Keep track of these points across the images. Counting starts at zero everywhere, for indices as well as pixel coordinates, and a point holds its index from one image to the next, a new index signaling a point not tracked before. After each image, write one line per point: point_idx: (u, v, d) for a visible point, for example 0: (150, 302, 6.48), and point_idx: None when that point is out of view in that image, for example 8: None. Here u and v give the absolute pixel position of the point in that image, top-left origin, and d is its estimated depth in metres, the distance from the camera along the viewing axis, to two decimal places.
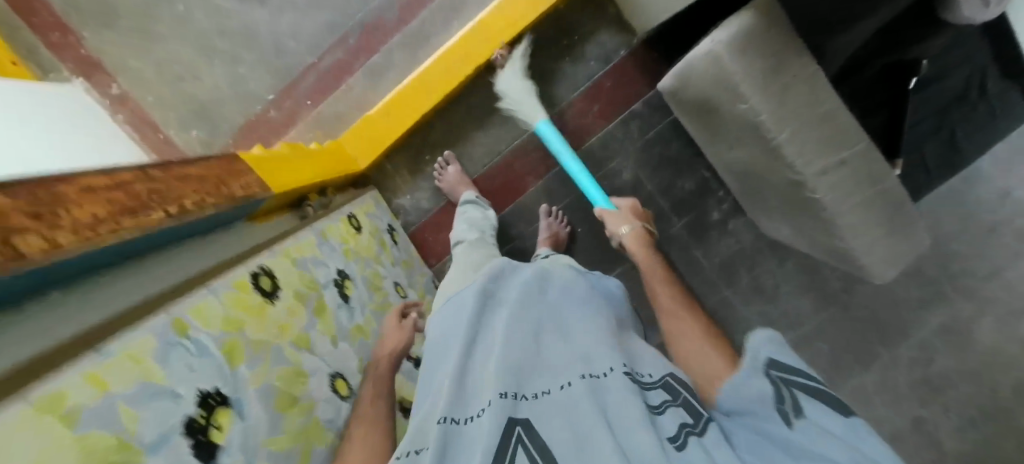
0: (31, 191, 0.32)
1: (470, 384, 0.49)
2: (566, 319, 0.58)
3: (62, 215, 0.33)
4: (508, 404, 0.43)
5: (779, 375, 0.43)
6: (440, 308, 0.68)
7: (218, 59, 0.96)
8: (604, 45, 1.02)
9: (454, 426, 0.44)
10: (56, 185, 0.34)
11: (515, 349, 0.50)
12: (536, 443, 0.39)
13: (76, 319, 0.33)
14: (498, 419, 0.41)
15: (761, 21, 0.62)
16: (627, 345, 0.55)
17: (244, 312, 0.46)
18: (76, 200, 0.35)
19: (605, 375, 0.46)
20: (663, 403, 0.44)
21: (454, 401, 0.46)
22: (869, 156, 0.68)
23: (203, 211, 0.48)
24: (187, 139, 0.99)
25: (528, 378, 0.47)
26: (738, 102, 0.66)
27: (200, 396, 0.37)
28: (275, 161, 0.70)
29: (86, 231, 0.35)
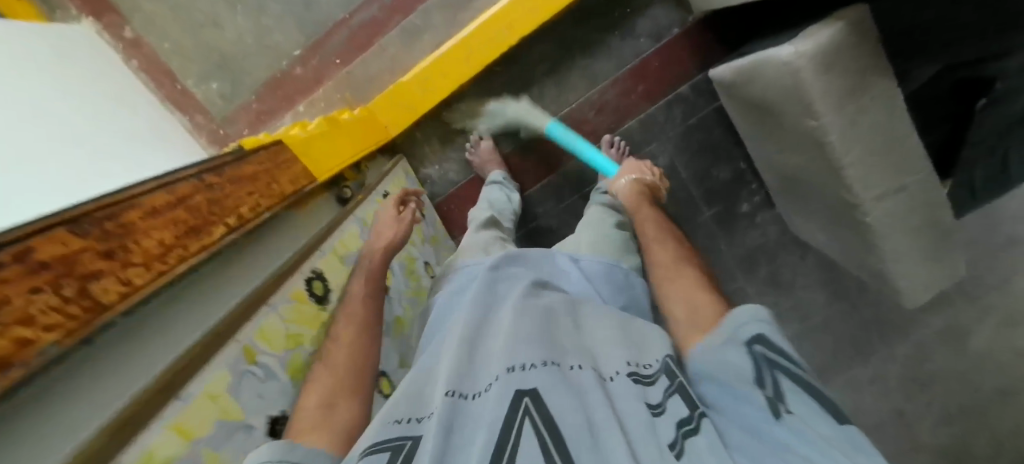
0: (101, 225, 0.32)
1: (477, 356, 0.44)
2: (582, 308, 0.53)
3: (132, 247, 0.34)
4: (516, 376, 0.37)
5: (761, 351, 0.39)
6: (445, 295, 0.64)
7: (242, 7, 0.90)
8: (657, 20, 0.94)
9: (462, 401, 0.37)
10: (125, 217, 0.34)
11: (525, 323, 0.45)
12: (545, 414, 0.33)
13: (160, 356, 0.35)
14: (504, 393, 0.35)
15: (852, 33, 0.57)
16: (642, 325, 0.50)
17: (303, 326, 0.46)
18: (144, 227, 0.35)
19: (612, 378, 0.40)
20: (665, 398, 0.39)
21: (462, 374, 0.40)
22: (929, 184, 0.66)
23: (259, 217, 0.47)
24: (206, 91, 0.94)
25: (537, 345, 0.41)
26: (809, 118, 0.62)
27: (269, 421, 0.40)
28: (313, 141, 0.68)
29: (158, 263, 0.36)
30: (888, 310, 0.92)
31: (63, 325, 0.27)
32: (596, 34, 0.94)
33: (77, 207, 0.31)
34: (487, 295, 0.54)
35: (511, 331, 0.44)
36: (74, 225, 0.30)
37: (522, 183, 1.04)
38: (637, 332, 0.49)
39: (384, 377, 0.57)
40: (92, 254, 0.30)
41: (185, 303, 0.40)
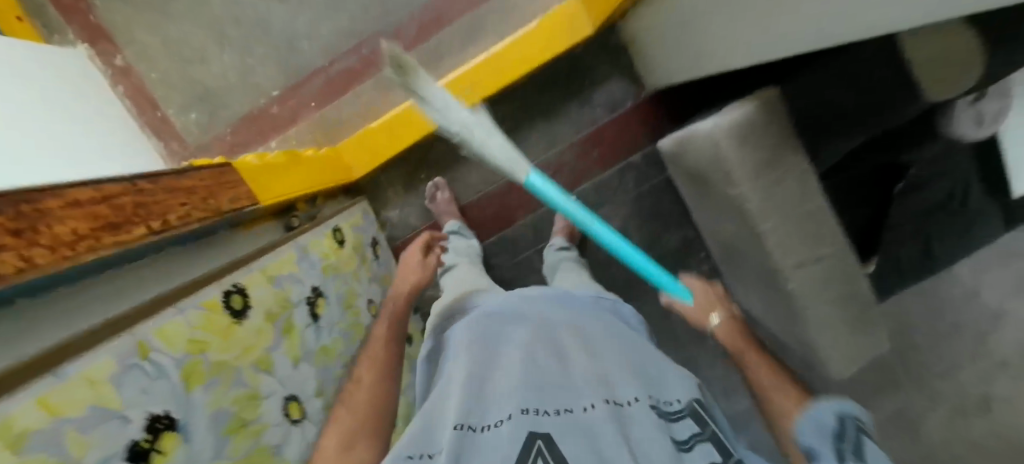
0: (15, 204, 0.30)
1: (490, 389, 0.52)
2: (587, 338, 0.60)
3: (43, 230, 0.32)
4: (529, 419, 0.45)
5: (853, 423, 0.52)
6: (457, 322, 0.71)
7: (230, 47, 0.97)
8: (613, 93, 1.03)
9: (471, 433, 0.46)
10: (41, 199, 0.32)
11: (539, 367, 0.53)
12: (555, 454, 0.42)
13: (48, 337, 0.32)
14: (517, 432, 0.43)
15: (764, 112, 0.63)
16: (649, 366, 0.59)
17: (211, 332, 0.45)
18: (60, 214, 0.34)
19: (628, 404, 0.50)
20: (691, 440, 0.50)
21: (477, 409, 0.49)
22: (845, 256, 0.70)
23: (186, 226, 0.48)
24: (185, 120, 0.99)
25: (552, 392, 0.49)
26: (730, 187, 0.67)
27: (149, 420, 0.35)
28: (268, 168, 0.71)
29: (64, 249, 0.33)
30: (829, 385, 0.94)
31: None
32: (556, 100, 1.03)
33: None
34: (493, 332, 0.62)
35: (523, 373, 0.51)
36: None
37: (478, 233, 1.07)
38: (641, 370, 0.57)
39: (293, 400, 0.54)
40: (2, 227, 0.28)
41: (78, 304, 0.36)
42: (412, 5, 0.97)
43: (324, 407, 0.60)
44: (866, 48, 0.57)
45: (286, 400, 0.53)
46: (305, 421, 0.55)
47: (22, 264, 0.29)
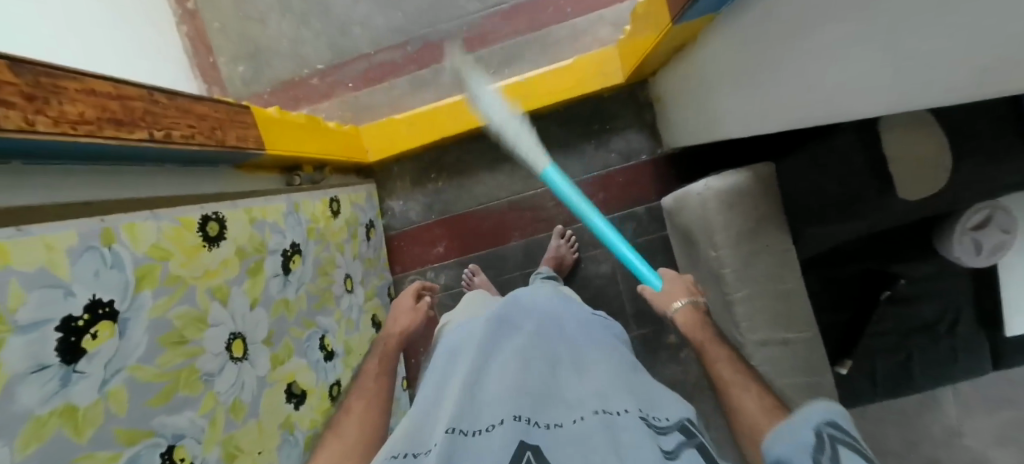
0: (36, 75, 0.33)
1: (480, 395, 0.45)
2: (581, 355, 0.54)
3: (53, 104, 0.35)
4: (521, 427, 0.39)
5: (829, 437, 0.34)
6: (447, 337, 0.64)
7: (290, 17, 1.05)
8: (630, 143, 1.05)
9: (462, 437, 0.39)
10: (60, 78, 0.36)
11: (529, 375, 0.47)
12: None
13: (13, 198, 0.33)
14: (509, 440, 0.37)
15: (756, 183, 0.66)
16: (642, 384, 0.51)
17: (176, 246, 0.47)
18: (73, 97, 0.37)
19: (621, 413, 0.42)
20: (677, 447, 0.40)
21: (464, 412, 0.42)
22: (814, 345, 0.67)
23: (186, 144, 0.51)
24: (231, 71, 1.06)
25: (543, 405, 0.44)
26: (710, 249, 0.69)
27: (93, 301, 0.36)
28: (285, 125, 0.75)
29: (67, 125, 0.36)
30: None
31: None
32: (574, 136, 1.06)
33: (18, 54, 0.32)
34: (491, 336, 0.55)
35: (514, 379, 0.45)
36: (12, 60, 0.32)
37: (470, 244, 1.09)
38: (636, 385, 0.50)
39: (238, 338, 0.54)
40: (14, 86, 0.31)
41: (61, 185, 0.38)
42: (463, 19, 1.04)
43: (268, 356, 0.60)
44: (841, 137, 0.59)
45: (231, 337, 0.53)
46: (246, 361, 0.55)
47: (27, 125, 0.32)
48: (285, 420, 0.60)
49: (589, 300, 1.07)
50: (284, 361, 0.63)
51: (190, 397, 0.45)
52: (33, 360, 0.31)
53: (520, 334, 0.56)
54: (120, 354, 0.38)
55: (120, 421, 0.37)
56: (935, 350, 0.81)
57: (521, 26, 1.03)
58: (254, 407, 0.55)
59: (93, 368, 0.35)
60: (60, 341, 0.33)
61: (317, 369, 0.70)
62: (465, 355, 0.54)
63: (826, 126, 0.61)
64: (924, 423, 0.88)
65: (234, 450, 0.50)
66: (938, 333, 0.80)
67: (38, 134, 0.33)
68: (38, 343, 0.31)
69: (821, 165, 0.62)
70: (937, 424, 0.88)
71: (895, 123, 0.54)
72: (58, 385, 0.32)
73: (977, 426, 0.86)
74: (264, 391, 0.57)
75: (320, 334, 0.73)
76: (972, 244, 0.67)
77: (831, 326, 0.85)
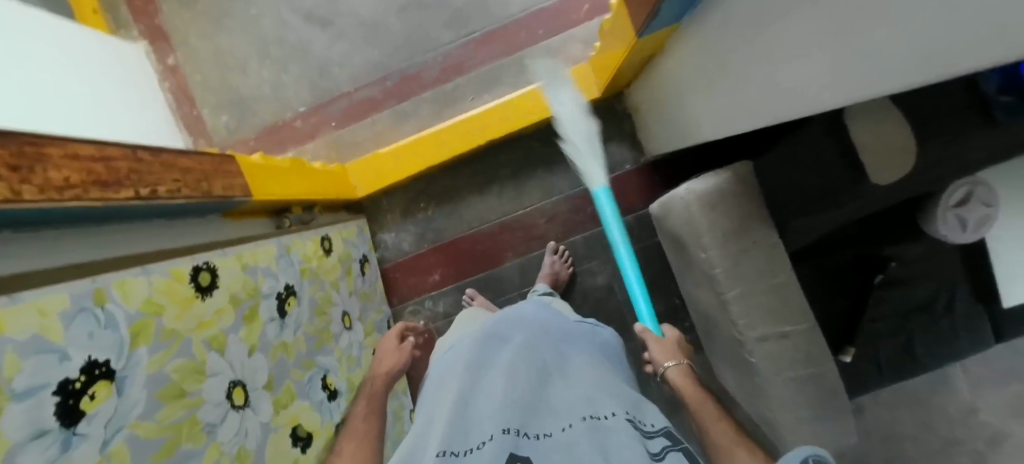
0: (20, 145, 0.34)
1: (470, 410, 0.46)
2: (569, 360, 0.55)
3: (38, 171, 0.35)
4: (510, 440, 0.41)
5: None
6: (440, 358, 0.63)
7: (269, 64, 1.08)
8: (612, 154, 1.07)
9: (454, 459, 0.40)
10: (42, 145, 0.37)
11: (518, 384, 0.47)
12: None
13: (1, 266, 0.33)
14: (499, 453, 0.39)
15: (735, 183, 0.68)
16: (626, 387, 0.53)
17: (169, 299, 0.47)
18: (57, 162, 0.38)
19: (608, 417, 0.44)
20: (663, 448, 0.43)
21: (456, 430, 0.43)
22: (813, 336, 0.67)
23: (172, 199, 0.51)
24: (215, 121, 1.08)
25: (531, 414, 0.45)
26: (699, 251, 0.70)
27: (88, 363, 0.36)
28: (270, 169, 0.76)
29: (52, 191, 0.36)
30: None
31: None
32: (557, 153, 1.08)
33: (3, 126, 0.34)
34: (480, 349, 0.55)
35: (504, 390, 0.46)
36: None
37: (466, 268, 1.09)
38: (622, 388, 0.51)
39: (238, 385, 0.54)
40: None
41: (50, 248, 0.39)
42: (438, 50, 1.07)
43: (270, 401, 0.59)
44: (812, 129, 0.63)
45: (231, 385, 0.52)
46: (248, 409, 0.54)
47: (13, 194, 0.32)
48: None
49: (588, 313, 1.07)
50: (287, 405, 0.62)
51: (194, 450, 0.45)
52: (32, 426, 0.30)
53: (509, 343, 0.56)
54: (120, 413, 0.38)
55: None
56: (934, 328, 0.81)
57: (494, 52, 1.06)
58: (260, 455, 0.54)
59: (93, 429, 0.35)
60: (58, 405, 0.33)
61: (321, 410, 0.70)
62: (455, 371, 0.54)
63: (799, 119, 0.65)
64: (933, 402, 0.88)
65: None
66: (937, 311, 0.81)
67: (26, 202, 0.34)
68: (36, 409, 0.31)
69: (797, 159, 0.66)
70: (950, 402, 0.88)
71: (858, 112, 0.57)
72: (58, 450, 0.32)
73: (987, 400, 0.86)
74: (269, 437, 0.57)
75: (321, 374, 0.73)
76: (956, 221, 0.68)
77: (831, 316, 0.87)
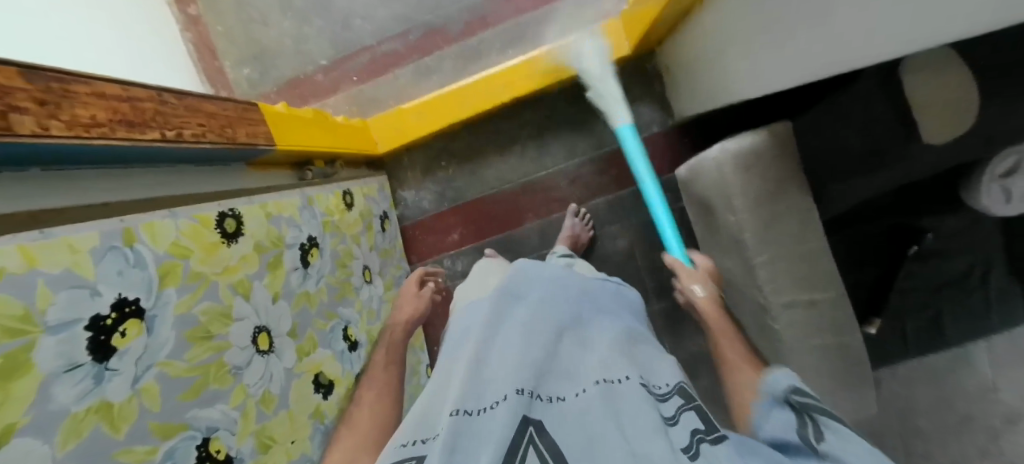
0: (45, 81, 0.34)
1: (484, 374, 0.46)
2: (589, 326, 0.55)
3: (64, 109, 0.36)
4: (524, 402, 0.40)
5: (797, 403, 0.44)
6: (456, 317, 0.63)
7: (291, 15, 1.06)
8: (640, 115, 1.03)
9: (467, 418, 0.40)
10: (67, 83, 0.37)
11: (532, 348, 0.47)
12: (551, 446, 0.37)
13: (35, 201, 0.34)
14: (512, 415, 0.38)
15: (773, 144, 0.64)
16: (641, 351, 0.52)
17: (196, 243, 0.47)
18: (82, 100, 0.38)
19: (621, 381, 0.43)
20: (677, 412, 0.42)
21: (469, 392, 0.43)
22: (842, 305, 0.65)
23: (197, 144, 0.51)
24: (237, 74, 1.08)
25: (545, 378, 0.45)
26: (729, 214, 0.67)
27: (119, 301, 0.38)
28: (293, 120, 0.75)
29: (80, 129, 0.37)
30: None
31: None
32: (582, 113, 1.04)
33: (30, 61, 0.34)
34: (496, 310, 0.55)
35: (519, 354, 0.46)
36: (24, 66, 0.32)
37: (485, 229, 1.09)
38: (635, 351, 0.51)
39: (262, 332, 0.55)
40: (25, 95, 0.32)
41: (81, 187, 0.40)
42: (463, 2, 1.03)
43: (294, 348, 0.61)
44: (863, 84, 0.57)
45: (256, 331, 0.54)
46: (272, 354, 0.56)
47: (40, 128, 0.33)
48: (315, 411, 0.62)
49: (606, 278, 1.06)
50: (310, 353, 0.64)
51: (221, 390, 0.46)
52: (65, 358, 0.32)
53: (526, 303, 0.56)
54: (149, 350, 0.39)
55: (154, 415, 0.38)
56: (968, 302, 0.80)
57: (522, 5, 1.01)
58: (284, 398, 0.56)
59: (123, 364, 0.37)
60: (90, 339, 0.34)
61: (343, 359, 0.72)
62: (473, 330, 0.54)
63: (848, 76, 0.60)
64: (955, 381, 0.84)
65: (268, 440, 0.52)
66: (971, 286, 0.79)
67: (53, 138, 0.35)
68: (69, 342, 0.32)
69: (841, 118, 0.61)
70: (971, 379, 0.83)
71: (919, 65, 0.51)
72: (92, 382, 0.33)
73: None
74: (292, 382, 0.59)
75: (343, 325, 0.74)
76: (1000, 193, 0.63)
77: (856, 285, 0.83)
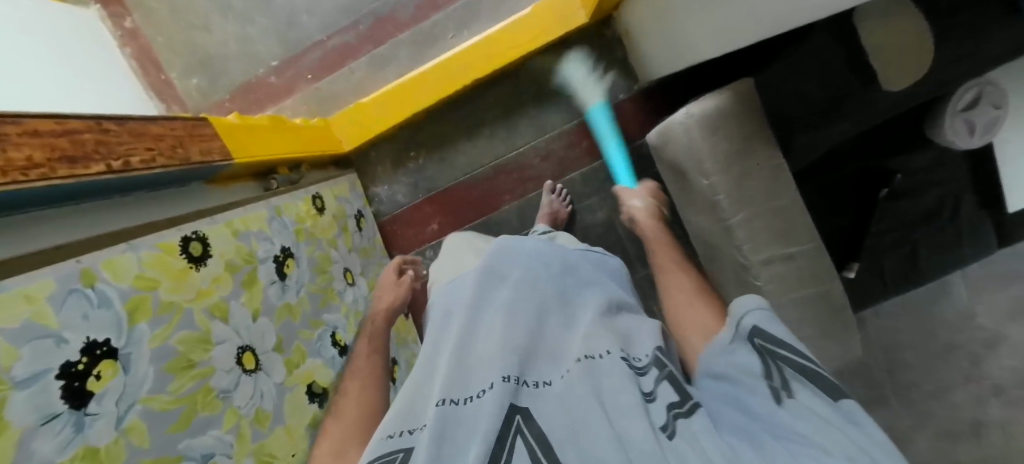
0: None
1: (468, 362, 0.46)
2: (573, 304, 0.56)
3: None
4: (509, 388, 0.40)
5: (763, 345, 0.43)
6: (436, 300, 0.64)
7: (233, 17, 1.01)
8: (604, 84, 1.02)
9: (453, 408, 0.40)
10: (0, 125, 0.35)
11: (516, 333, 0.48)
12: (536, 429, 0.36)
13: None
14: (499, 402, 0.38)
15: (736, 102, 0.64)
16: (624, 324, 0.53)
17: (162, 273, 0.46)
18: (18, 141, 0.36)
19: (603, 357, 0.44)
20: (655, 385, 0.42)
21: (454, 382, 0.43)
22: (817, 254, 0.67)
23: (149, 170, 0.50)
24: (186, 85, 1.03)
25: (530, 360, 0.45)
26: (699, 177, 0.68)
27: (87, 344, 0.37)
28: (249, 130, 0.73)
29: (18, 173, 0.35)
30: None
31: None
32: (547, 88, 1.02)
33: None
34: (477, 298, 0.56)
35: (503, 340, 0.46)
36: None
37: (463, 215, 1.08)
38: (620, 327, 0.52)
39: (247, 351, 0.55)
40: None
41: (28, 231, 0.38)
42: None
43: (282, 363, 0.61)
44: (817, 38, 0.59)
45: (240, 351, 0.54)
46: (261, 372, 0.56)
47: None
48: (312, 421, 0.62)
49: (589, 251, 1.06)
50: (299, 365, 0.64)
51: (212, 416, 0.47)
52: (40, 413, 0.31)
53: (507, 286, 0.57)
54: (129, 389, 0.39)
55: (144, 452, 0.38)
56: (942, 239, 0.84)
57: None
58: (279, 414, 0.57)
59: (102, 407, 0.36)
60: (64, 387, 0.34)
61: (334, 365, 0.72)
62: (456, 317, 0.54)
63: (799, 29, 0.61)
64: (936, 312, 0.88)
65: (268, 457, 0.52)
66: (944, 221, 0.83)
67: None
68: (42, 394, 0.32)
69: (799, 71, 0.62)
70: (948, 308, 0.87)
71: (875, 13, 0.54)
72: (72, 431, 0.33)
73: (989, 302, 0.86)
74: (285, 397, 0.59)
75: (330, 331, 0.75)
76: (965, 126, 0.70)
77: (832, 232, 0.84)
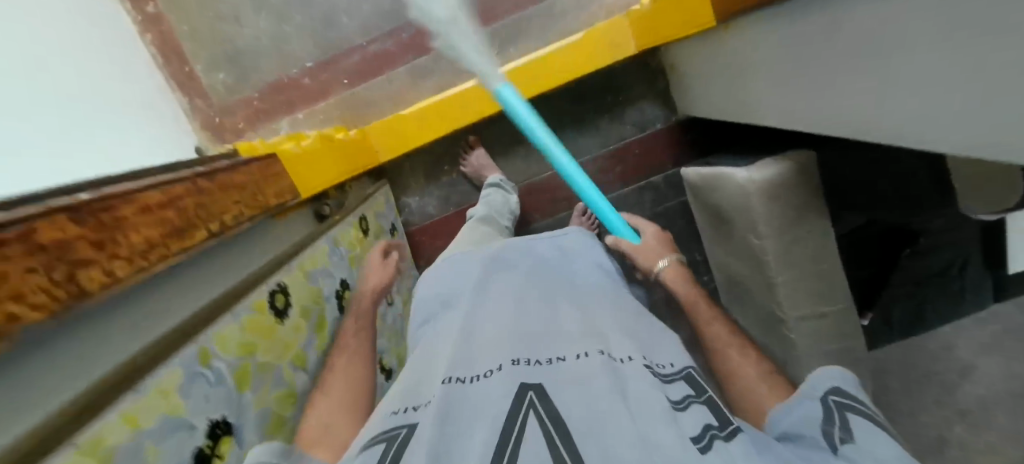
0: (97, 214, 0.30)
1: (475, 344, 0.46)
2: (586, 304, 0.55)
3: (122, 241, 0.32)
4: (521, 372, 0.39)
5: (835, 400, 0.41)
6: (434, 281, 0.65)
7: (267, 12, 0.96)
8: (643, 112, 1.02)
9: (459, 385, 0.39)
10: (118, 208, 0.33)
11: (525, 324, 0.48)
12: (551, 409, 0.34)
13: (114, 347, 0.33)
14: (509, 384, 0.36)
15: (794, 172, 0.67)
16: (643, 329, 0.51)
17: (258, 334, 0.47)
18: (135, 222, 0.34)
19: (624, 361, 0.41)
20: (685, 399, 0.40)
21: (461, 363, 0.42)
22: (847, 314, 0.73)
23: (238, 226, 0.49)
24: (212, 80, 0.97)
25: (541, 346, 0.44)
26: (751, 236, 0.70)
27: (210, 426, 0.38)
28: (305, 156, 0.71)
29: (140, 259, 0.33)
30: None
31: (52, 308, 0.23)
32: (588, 112, 1.02)
33: (77, 194, 0.30)
34: (482, 287, 0.56)
35: (513, 329, 0.47)
36: (67, 207, 0.27)
37: None
38: (637, 328, 0.51)
39: None
40: (86, 242, 0.28)
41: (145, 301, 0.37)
42: None
43: None
44: None
45: None
46: None
47: (110, 277, 0.29)
48: None
49: None
50: None
51: None
52: None
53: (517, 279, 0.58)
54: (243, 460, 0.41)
55: None
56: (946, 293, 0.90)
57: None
58: None
59: None
60: None
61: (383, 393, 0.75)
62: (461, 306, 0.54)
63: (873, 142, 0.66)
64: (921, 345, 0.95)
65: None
66: (952, 276, 0.89)
67: (119, 278, 0.31)
68: None
69: None
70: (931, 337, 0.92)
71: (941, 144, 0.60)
72: None
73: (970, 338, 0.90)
74: None
75: None
76: None
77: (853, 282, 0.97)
